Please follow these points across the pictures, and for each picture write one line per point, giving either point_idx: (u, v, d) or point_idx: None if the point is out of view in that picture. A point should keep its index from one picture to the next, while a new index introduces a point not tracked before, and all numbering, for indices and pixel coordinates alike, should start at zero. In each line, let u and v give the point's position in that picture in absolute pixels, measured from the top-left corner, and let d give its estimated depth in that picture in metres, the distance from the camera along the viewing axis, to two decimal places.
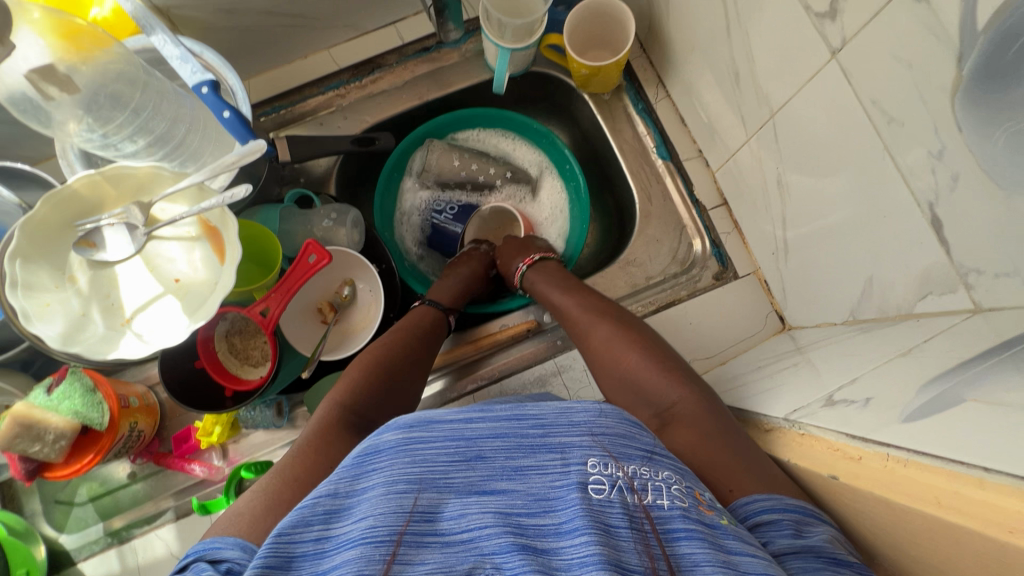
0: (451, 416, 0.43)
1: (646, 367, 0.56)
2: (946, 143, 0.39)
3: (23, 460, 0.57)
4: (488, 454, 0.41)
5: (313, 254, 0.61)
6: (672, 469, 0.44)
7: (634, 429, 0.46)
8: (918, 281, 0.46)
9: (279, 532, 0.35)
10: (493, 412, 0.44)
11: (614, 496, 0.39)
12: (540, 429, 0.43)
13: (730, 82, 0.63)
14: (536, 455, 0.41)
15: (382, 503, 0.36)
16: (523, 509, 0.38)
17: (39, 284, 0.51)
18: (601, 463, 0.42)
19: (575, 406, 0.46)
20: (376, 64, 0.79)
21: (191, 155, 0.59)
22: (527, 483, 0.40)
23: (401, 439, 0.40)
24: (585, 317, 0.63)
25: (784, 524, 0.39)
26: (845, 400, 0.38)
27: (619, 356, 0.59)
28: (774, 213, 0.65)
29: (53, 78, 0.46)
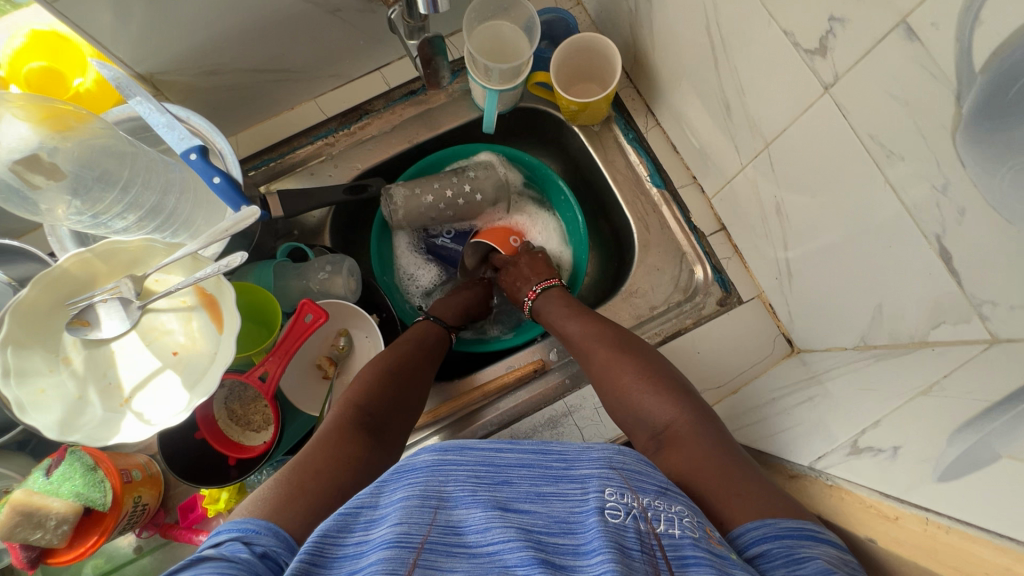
0: (483, 443, 0.41)
1: (644, 393, 0.55)
2: (950, 178, 0.38)
3: (24, 548, 0.56)
4: (515, 479, 0.39)
5: (310, 313, 0.61)
6: (686, 504, 0.42)
7: (649, 466, 0.44)
8: (930, 310, 0.46)
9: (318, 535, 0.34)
10: (521, 441, 0.43)
11: (631, 523, 0.37)
12: (563, 461, 0.42)
13: (721, 111, 0.63)
14: (558, 483, 0.40)
15: (416, 513, 0.35)
16: (543, 528, 0.37)
17: (33, 369, 0.49)
18: (619, 493, 0.40)
19: (596, 442, 0.45)
20: (364, 111, 0.79)
21: (183, 223, 0.57)
22: (548, 507, 0.38)
23: (435, 459, 0.39)
24: (585, 340, 0.64)
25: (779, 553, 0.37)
26: (872, 448, 0.37)
27: (619, 378, 0.58)
28: (775, 239, 0.64)
29: (39, 167, 0.46)
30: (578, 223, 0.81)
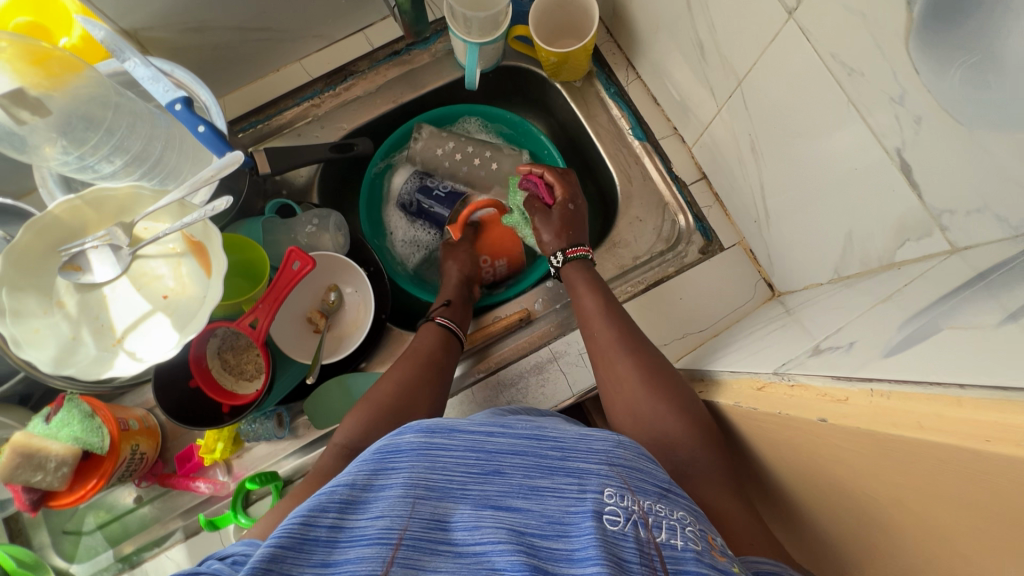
0: (474, 428, 0.43)
1: (677, 427, 0.51)
2: (906, 88, 0.39)
3: (27, 491, 0.57)
4: (507, 470, 0.41)
5: (297, 261, 0.62)
6: (686, 510, 0.43)
7: (648, 463, 0.46)
8: (895, 230, 0.47)
9: (297, 515, 0.35)
10: (515, 429, 0.45)
11: (628, 530, 0.39)
12: (559, 451, 0.43)
13: (696, 55, 0.64)
14: (553, 477, 0.41)
15: (399, 505, 0.37)
16: (537, 530, 0.38)
17: (27, 311, 0.51)
18: (617, 494, 0.41)
19: (594, 433, 0.46)
20: (348, 72, 0.79)
21: (170, 172, 0.59)
22: (542, 504, 0.40)
23: (423, 442, 0.41)
24: (608, 346, 0.59)
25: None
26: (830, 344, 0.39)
27: (645, 402, 0.54)
28: (752, 181, 0.65)
29: (24, 102, 0.47)
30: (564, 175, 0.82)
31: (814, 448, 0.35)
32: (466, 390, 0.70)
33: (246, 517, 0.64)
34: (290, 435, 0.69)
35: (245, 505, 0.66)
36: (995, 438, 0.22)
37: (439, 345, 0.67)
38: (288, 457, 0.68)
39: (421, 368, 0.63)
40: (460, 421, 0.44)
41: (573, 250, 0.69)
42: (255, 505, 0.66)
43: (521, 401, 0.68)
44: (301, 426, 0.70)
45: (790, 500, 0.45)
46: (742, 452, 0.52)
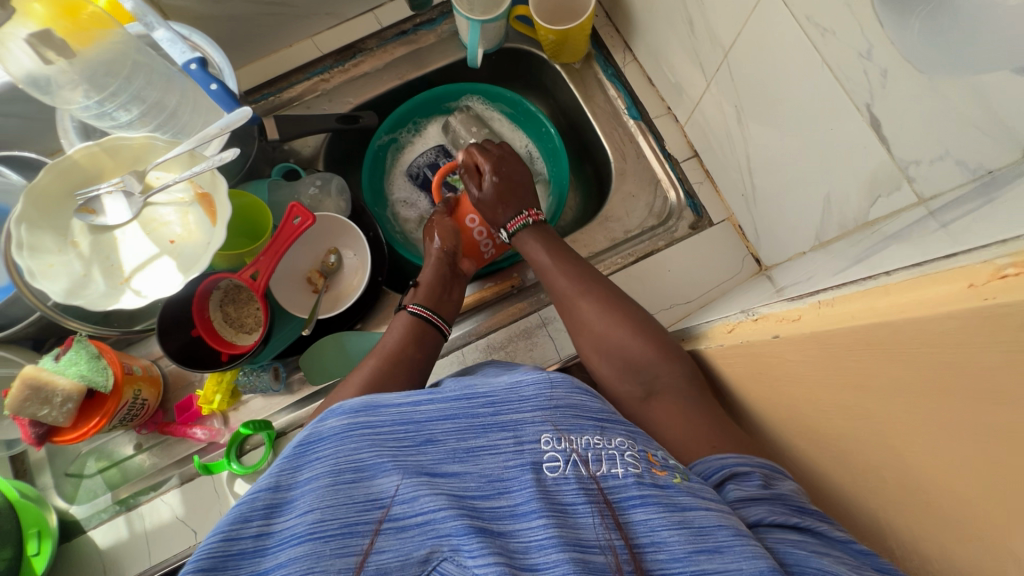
0: (399, 401, 0.45)
1: (643, 350, 0.55)
2: (872, 41, 0.41)
3: (33, 424, 0.60)
4: (439, 437, 0.43)
5: (298, 216, 0.65)
6: (625, 435, 0.46)
7: (584, 398, 0.48)
8: (868, 187, 0.48)
9: (218, 532, 0.36)
10: (443, 394, 0.46)
11: (568, 472, 0.41)
12: (490, 407, 0.45)
13: (687, 33, 0.67)
14: (487, 435, 0.43)
15: (327, 495, 0.38)
16: (476, 491, 0.40)
17: (44, 247, 0.55)
18: (554, 439, 0.44)
19: (524, 380, 0.48)
20: (357, 49, 0.83)
21: (182, 128, 0.63)
22: (480, 463, 0.42)
23: (344, 424, 0.42)
24: (569, 293, 0.62)
25: (754, 477, 0.42)
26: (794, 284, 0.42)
27: (610, 334, 0.58)
28: (739, 155, 0.67)
29: (51, 43, 0.49)
30: (562, 152, 0.83)
31: (771, 371, 0.37)
32: (456, 352, 0.71)
33: (239, 464, 0.66)
34: (285, 390, 0.72)
35: (240, 454, 0.68)
36: (908, 310, 0.23)
37: (408, 343, 0.63)
38: (281, 411, 0.70)
39: (386, 366, 0.59)
40: (385, 394, 0.45)
41: (512, 225, 0.70)
42: (249, 454, 0.68)
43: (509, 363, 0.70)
44: (296, 382, 0.72)
45: (759, 443, 0.46)
46: (717, 404, 0.53)
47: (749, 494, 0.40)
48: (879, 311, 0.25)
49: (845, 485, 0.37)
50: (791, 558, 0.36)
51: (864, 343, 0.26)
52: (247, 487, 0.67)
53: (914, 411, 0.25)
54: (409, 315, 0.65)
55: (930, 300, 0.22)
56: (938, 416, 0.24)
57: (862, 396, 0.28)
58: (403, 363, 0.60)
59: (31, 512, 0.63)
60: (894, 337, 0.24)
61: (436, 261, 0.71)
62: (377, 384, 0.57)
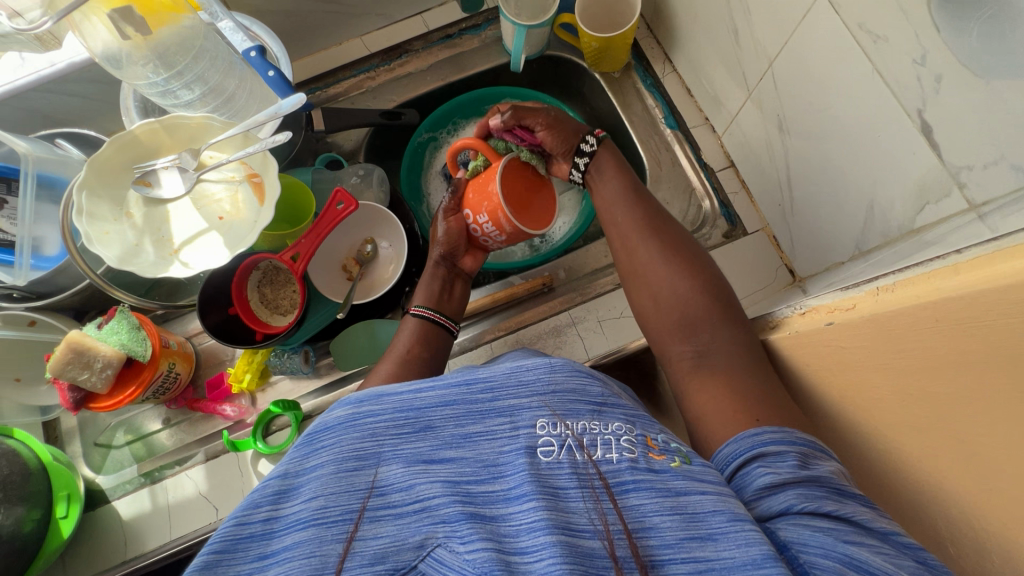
0: (401, 389, 0.44)
1: (702, 308, 0.52)
2: (927, 47, 0.42)
3: (72, 389, 0.62)
4: (437, 423, 0.42)
5: (341, 202, 0.66)
6: (623, 420, 0.44)
7: (584, 382, 0.45)
8: (915, 194, 0.48)
9: (231, 518, 0.37)
10: (445, 379, 0.45)
11: (562, 457, 0.40)
12: (489, 392, 0.43)
13: (730, 44, 0.68)
14: (484, 421, 0.42)
15: (331, 483, 0.38)
16: (471, 476, 0.39)
17: (101, 215, 0.57)
18: (550, 424, 0.42)
19: (527, 363, 0.46)
20: (404, 50, 0.86)
21: (237, 111, 0.66)
22: (477, 449, 0.41)
23: (349, 414, 0.42)
24: (633, 232, 0.59)
25: (789, 457, 0.39)
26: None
27: (669, 283, 0.54)
28: (778, 165, 0.68)
29: (132, 19, 0.52)
30: None
31: None
32: (485, 346, 0.72)
33: (265, 444, 0.67)
34: (313, 374, 0.72)
35: (266, 434, 0.68)
36: None
37: (415, 342, 0.63)
38: (308, 395, 0.71)
39: (396, 369, 0.59)
40: (389, 383, 0.45)
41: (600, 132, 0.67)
42: (274, 435, 0.69)
43: None
44: (324, 367, 0.73)
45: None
46: None
47: (781, 479, 0.37)
48: None
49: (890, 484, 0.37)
50: (812, 541, 0.33)
51: None
52: (270, 467, 0.67)
53: None
54: (414, 317, 0.65)
55: None
56: None
57: None
58: (410, 362, 0.60)
59: (63, 476, 0.63)
60: None
61: (432, 265, 0.69)
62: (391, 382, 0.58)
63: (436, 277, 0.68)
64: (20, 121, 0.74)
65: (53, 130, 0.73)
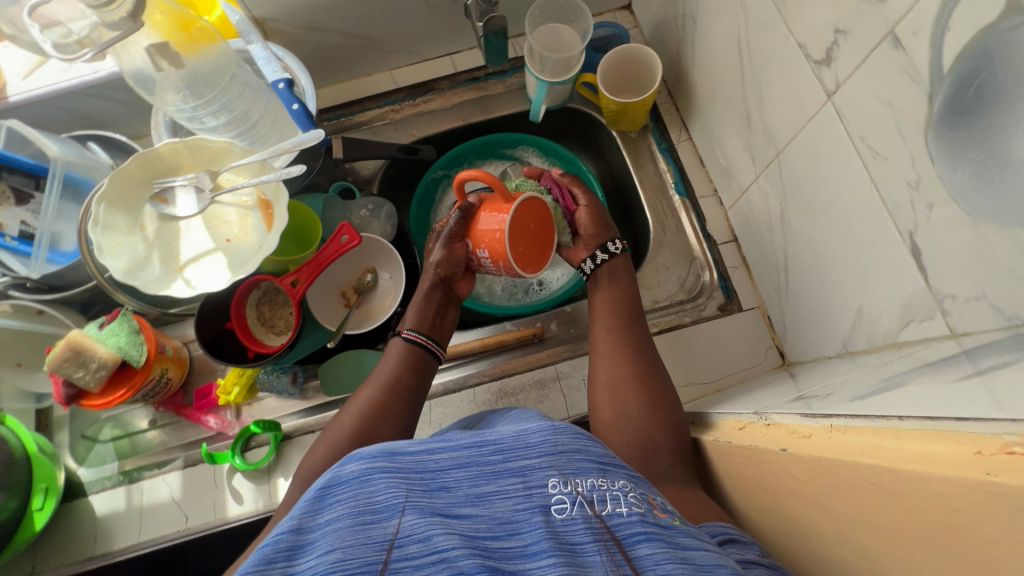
0: (414, 446, 0.43)
1: (662, 443, 0.53)
2: (921, 173, 0.42)
3: (66, 385, 0.64)
4: (452, 483, 0.41)
5: (345, 235, 0.68)
6: (627, 478, 0.44)
7: (588, 443, 0.46)
8: (902, 309, 0.48)
9: (243, 575, 0.33)
10: (455, 441, 0.44)
11: (575, 513, 0.39)
12: (500, 453, 0.43)
13: (744, 125, 0.69)
14: (498, 480, 0.41)
15: (348, 535, 0.35)
16: (487, 533, 0.38)
17: (116, 226, 0.60)
18: (561, 483, 0.41)
19: (530, 427, 0.46)
20: (429, 88, 0.89)
21: (259, 138, 0.68)
22: (491, 507, 0.40)
23: (364, 468, 0.40)
24: (611, 354, 0.61)
25: (753, 546, 0.41)
26: (811, 395, 0.43)
27: (636, 412, 0.56)
28: (777, 249, 0.68)
29: (167, 54, 0.55)
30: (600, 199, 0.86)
31: (773, 482, 0.36)
32: (468, 390, 0.73)
33: (242, 459, 0.68)
34: (298, 395, 0.73)
35: (244, 450, 0.70)
36: (914, 459, 0.24)
37: (404, 370, 0.63)
38: (291, 415, 0.72)
39: (379, 396, 0.60)
40: (399, 441, 0.43)
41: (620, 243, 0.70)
42: (252, 451, 0.70)
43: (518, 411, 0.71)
44: (310, 390, 0.74)
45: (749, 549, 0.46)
46: (715, 497, 0.53)
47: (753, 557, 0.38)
48: (886, 455, 0.25)
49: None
50: None
51: (867, 482, 0.26)
52: (244, 483, 0.68)
53: (901, 560, 0.25)
54: (403, 340, 0.65)
55: (934, 455, 0.23)
56: (920, 569, 0.24)
57: (857, 531, 0.28)
58: (399, 391, 0.61)
59: (45, 468, 0.66)
60: (894, 483, 0.25)
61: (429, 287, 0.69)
62: (376, 411, 0.58)
63: (429, 302, 0.69)
64: (58, 120, 0.78)
65: (87, 131, 0.77)
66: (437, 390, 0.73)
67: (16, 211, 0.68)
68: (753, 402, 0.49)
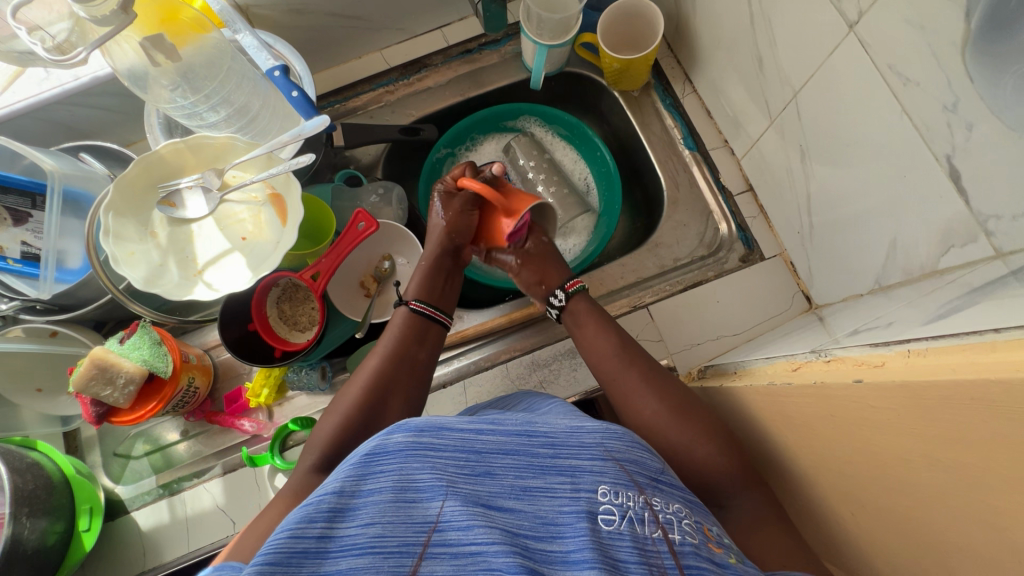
0: (462, 426, 0.41)
1: (723, 467, 0.53)
2: (959, 95, 0.42)
3: (94, 404, 0.63)
4: (498, 471, 0.40)
5: (362, 222, 0.66)
6: (682, 502, 0.44)
7: (643, 454, 0.46)
8: (940, 236, 0.48)
9: (284, 530, 0.32)
10: (505, 426, 0.43)
11: (624, 528, 0.39)
12: (550, 448, 0.42)
13: (754, 70, 0.67)
14: (545, 476, 0.41)
15: (390, 511, 0.34)
16: (530, 531, 0.37)
17: (127, 235, 0.58)
18: (612, 492, 0.41)
19: (585, 424, 0.45)
20: (423, 64, 0.86)
21: (261, 130, 0.67)
22: (535, 504, 0.39)
23: (412, 441, 0.38)
24: (640, 388, 0.59)
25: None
26: (865, 329, 0.43)
27: (686, 441, 0.55)
28: (798, 194, 0.67)
29: (161, 47, 0.53)
30: (607, 161, 0.84)
31: (844, 415, 0.36)
32: (501, 366, 0.72)
33: (282, 459, 0.67)
34: (330, 390, 0.72)
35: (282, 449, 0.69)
36: (1017, 368, 0.24)
37: (412, 342, 0.62)
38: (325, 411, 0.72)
39: (388, 366, 0.59)
40: (448, 417, 0.42)
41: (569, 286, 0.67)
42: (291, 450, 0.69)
43: (552, 381, 0.71)
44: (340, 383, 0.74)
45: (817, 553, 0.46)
46: (767, 444, 0.53)
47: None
48: (985, 369, 0.26)
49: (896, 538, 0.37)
50: None
51: (967, 397, 0.26)
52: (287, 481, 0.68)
53: (1011, 468, 0.26)
54: (408, 309, 0.64)
55: None
56: None
57: (953, 449, 0.28)
58: (406, 358, 0.60)
59: (85, 490, 0.65)
60: (996, 395, 0.25)
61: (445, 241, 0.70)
62: (384, 383, 0.57)
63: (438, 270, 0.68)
64: (43, 133, 0.74)
65: (76, 142, 0.74)
66: (469, 370, 0.73)
67: (16, 232, 0.65)
68: (803, 345, 0.49)
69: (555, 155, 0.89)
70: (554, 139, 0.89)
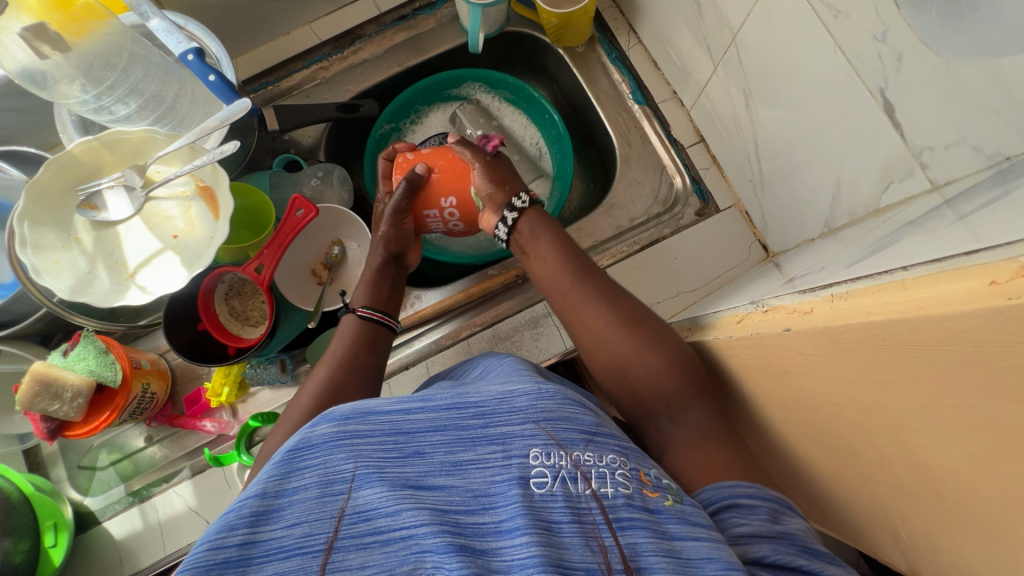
0: (389, 407, 0.40)
1: (671, 381, 0.51)
2: (888, 23, 0.40)
3: (45, 419, 0.61)
4: (426, 449, 0.38)
5: (300, 208, 0.64)
6: (616, 451, 0.42)
7: (577, 409, 0.44)
8: (880, 173, 0.47)
9: (204, 541, 0.32)
10: (434, 400, 0.42)
11: (556, 489, 0.38)
12: (481, 418, 0.41)
13: (694, 14, 0.65)
14: (476, 448, 0.39)
15: (316, 508, 0.35)
16: (460, 506, 0.36)
17: (47, 243, 0.55)
18: (544, 454, 0.40)
19: (517, 388, 0.44)
20: (356, 35, 0.81)
21: (180, 120, 0.63)
22: (466, 478, 0.38)
23: (335, 432, 0.37)
24: (589, 301, 0.56)
25: (761, 509, 0.41)
26: (803, 276, 0.43)
27: (636, 357, 0.53)
28: (747, 142, 0.66)
29: (46, 37, 0.49)
30: (556, 123, 0.82)
31: (781, 363, 0.36)
32: (462, 343, 0.72)
33: (250, 455, 0.66)
34: (293, 382, 0.71)
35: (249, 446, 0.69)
36: (924, 305, 0.23)
37: (361, 349, 0.58)
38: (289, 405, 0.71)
39: (339, 375, 0.55)
40: (375, 399, 0.41)
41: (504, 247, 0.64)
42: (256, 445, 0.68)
43: (516, 352, 0.70)
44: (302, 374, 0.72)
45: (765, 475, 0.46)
46: (725, 394, 0.53)
47: (756, 529, 0.39)
48: (897, 306, 0.25)
49: (841, 473, 0.38)
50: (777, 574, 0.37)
51: (879, 337, 0.26)
52: None
53: (931, 401, 0.25)
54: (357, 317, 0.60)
55: (944, 296, 0.23)
56: (948, 404, 0.24)
57: (876, 391, 0.28)
58: (355, 371, 0.56)
59: (48, 505, 0.64)
60: (905, 332, 0.25)
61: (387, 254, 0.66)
62: (334, 394, 0.54)
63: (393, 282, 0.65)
64: None
65: None
66: (431, 350, 0.72)
67: None
68: (751, 295, 0.49)
69: (505, 121, 0.87)
70: (501, 104, 0.86)
